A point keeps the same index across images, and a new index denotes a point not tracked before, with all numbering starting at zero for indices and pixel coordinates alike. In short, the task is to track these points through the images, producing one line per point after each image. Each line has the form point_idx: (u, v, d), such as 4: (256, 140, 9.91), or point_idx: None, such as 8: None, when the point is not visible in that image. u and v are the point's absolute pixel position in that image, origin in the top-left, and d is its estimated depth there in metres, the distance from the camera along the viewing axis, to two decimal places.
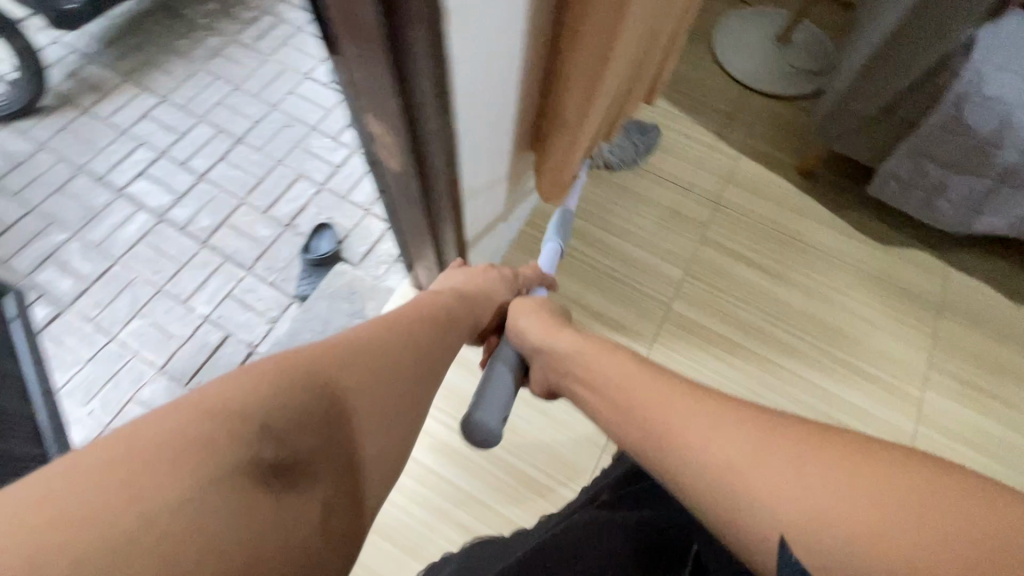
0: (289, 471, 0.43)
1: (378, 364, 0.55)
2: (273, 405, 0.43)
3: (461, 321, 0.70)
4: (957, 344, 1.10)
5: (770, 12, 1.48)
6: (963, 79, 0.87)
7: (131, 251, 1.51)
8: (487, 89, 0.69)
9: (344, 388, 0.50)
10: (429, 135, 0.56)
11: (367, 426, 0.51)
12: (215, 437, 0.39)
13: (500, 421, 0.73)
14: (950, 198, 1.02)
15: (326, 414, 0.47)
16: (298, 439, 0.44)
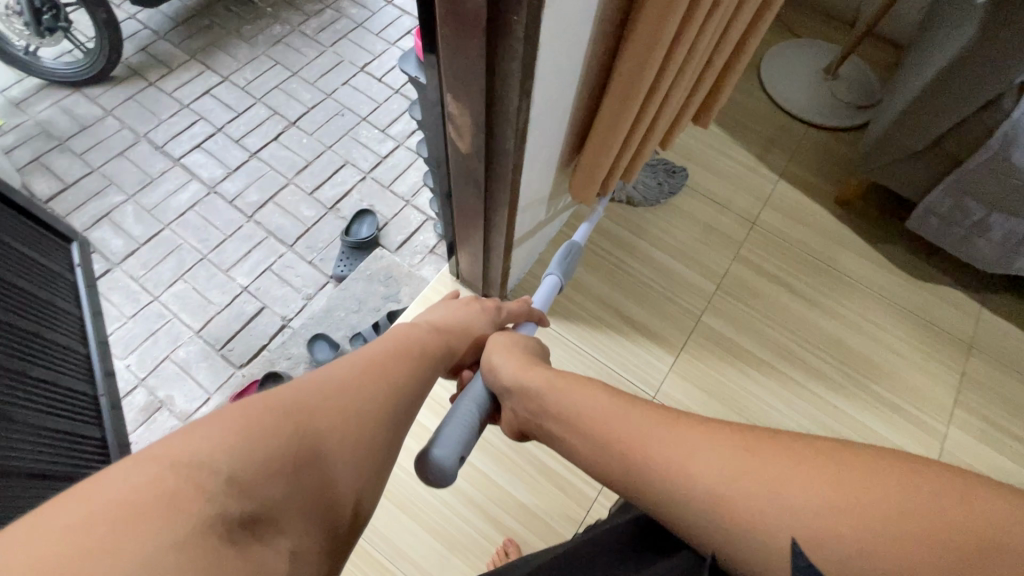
0: (258, 523, 0.40)
1: (350, 408, 0.53)
2: (236, 457, 0.42)
3: (433, 362, 0.70)
4: (985, 384, 1.10)
5: (818, 45, 1.52)
6: (1011, 120, 0.89)
7: (181, 218, 1.57)
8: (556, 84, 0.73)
9: (313, 435, 0.48)
10: (504, 117, 0.60)
11: (337, 476, 0.49)
12: (175, 495, 0.36)
13: (456, 459, 0.66)
14: (990, 237, 1.03)
15: (293, 463, 0.45)
16: (266, 489, 0.42)
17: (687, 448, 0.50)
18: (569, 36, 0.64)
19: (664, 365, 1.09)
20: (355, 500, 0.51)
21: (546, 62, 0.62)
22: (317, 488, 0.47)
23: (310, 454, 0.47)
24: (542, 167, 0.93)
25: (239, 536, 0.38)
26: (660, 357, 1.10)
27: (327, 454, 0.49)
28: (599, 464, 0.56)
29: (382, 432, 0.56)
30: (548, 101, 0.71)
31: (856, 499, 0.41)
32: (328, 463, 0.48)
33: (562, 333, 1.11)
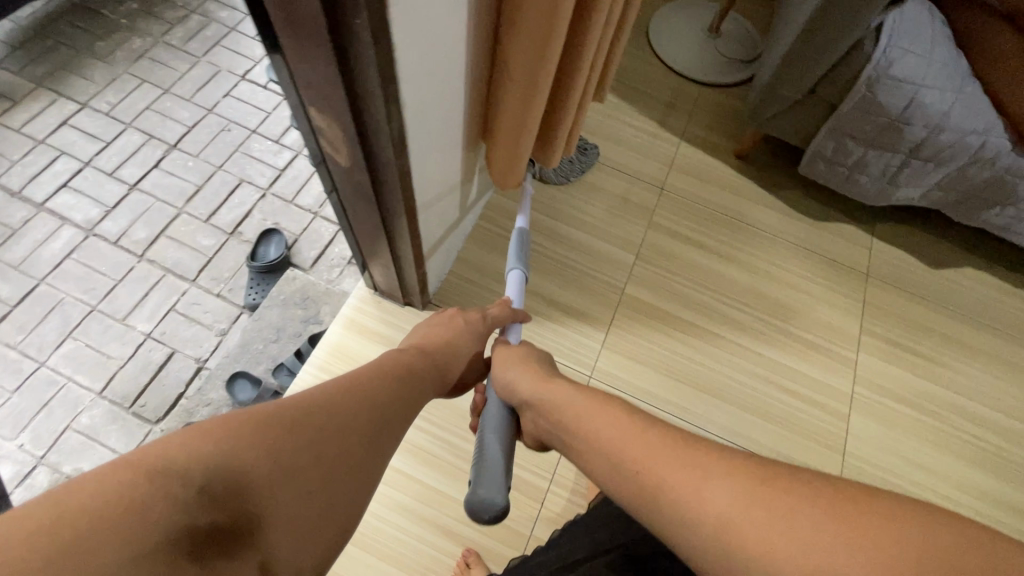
0: (227, 541, 0.37)
1: (332, 425, 0.51)
2: (215, 469, 0.39)
3: (413, 378, 0.69)
4: (885, 309, 1.19)
5: (700, 4, 1.55)
6: (873, 62, 0.95)
7: (58, 270, 1.40)
8: (437, 83, 0.69)
9: (296, 451, 0.46)
10: (376, 128, 0.56)
11: (316, 495, 0.47)
12: (147, 502, 0.33)
13: (504, 495, 0.71)
14: (870, 174, 1.10)
15: (272, 478, 0.43)
16: (240, 506, 0.39)
17: (701, 466, 0.52)
18: (443, 22, 0.60)
19: (598, 344, 1.10)
20: (334, 518, 0.48)
21: (418, 56, 0.57)
22: (297, 505, 0.44)
23: (291, 470, 0.45)
24: (444, 165, 0.90)
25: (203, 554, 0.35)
26: (592, 336, 1.10)
27: (309, 468, 0.47)
28: (607, 476, 0.59)
29: (362, 451, 0.54)
30: (429, 95, 0.67)
31: (866, 543, 0.42)
32: (307, 477, 0.46)
33: None
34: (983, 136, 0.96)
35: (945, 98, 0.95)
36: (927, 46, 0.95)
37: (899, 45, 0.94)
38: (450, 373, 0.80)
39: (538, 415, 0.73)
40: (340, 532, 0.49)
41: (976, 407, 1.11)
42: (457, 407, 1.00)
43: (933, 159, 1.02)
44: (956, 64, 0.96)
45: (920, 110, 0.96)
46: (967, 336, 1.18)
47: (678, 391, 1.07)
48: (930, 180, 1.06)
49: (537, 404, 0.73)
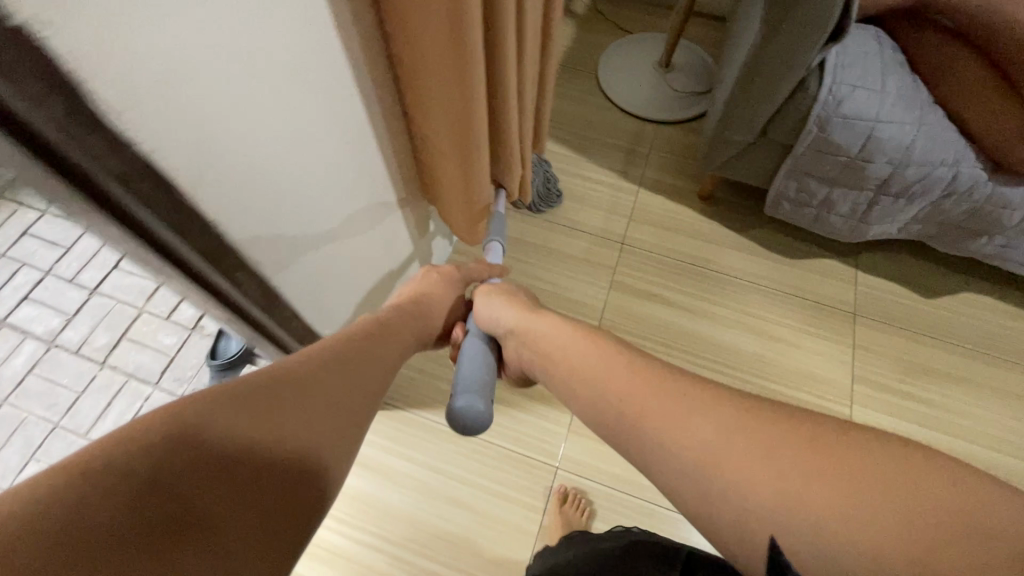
0: (184, 527, 0.35)
1: (305, 385, 0.46)
2: (164, 454, 0.35)
3: (399, 337, 0.63)
4: (877, 351, 1.09)
5: (647, 39, 1.49)
6: (820, 101, 0.88)
7: (20, 388, 1.38)
8: (331, 210, 0.63)
9: (262, 420, 0.41)
10: (227, 291, 0.51)
11: (299, 458, 0.42)
12: (66, 518, 0.30)
13: (485, 403, 0.71)
14: (840, 213, 1.01)
15: (235, 454, 0.38)
16: (195, 490, 0.36)
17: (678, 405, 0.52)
18: (309, 157, 0.54)
19: (563, 427, 1.01)
20: (331, 466, 0.45)
21: (277, 206, 0.51)
22: (278, 466, 0.40)
23: (259, 439, 0.40)
24: (369, 266, 0.83)
25: (153, 550, 0.33)
26: (556, 419, 1.02)
27: (291, 432, 0.42)
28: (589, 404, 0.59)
29: (348, 404, 0.49)
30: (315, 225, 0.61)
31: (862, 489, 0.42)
32: (283, 440, 0.41)
33: (444, 423, 1.01)
34: (954, 167, 0.87)
35: (906, 131, 0.87)
36: (877, 78, 0.87)
37: (847, 80, 0.86)
38: (432, 320, 0.75)
39: (517, 342, 0.73)
40: (342, 477, 0.46)
41: (995, 457, 1.00)
42: (415, 520, 0.94)
43: (904, 195, 0.93)
44: (913, 93, 0.88)
45: (878, 147, 0.88)
46: (975, 373, 1.07)
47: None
48: (905, 214, 0.96)
49: (519, 331, 0.73)
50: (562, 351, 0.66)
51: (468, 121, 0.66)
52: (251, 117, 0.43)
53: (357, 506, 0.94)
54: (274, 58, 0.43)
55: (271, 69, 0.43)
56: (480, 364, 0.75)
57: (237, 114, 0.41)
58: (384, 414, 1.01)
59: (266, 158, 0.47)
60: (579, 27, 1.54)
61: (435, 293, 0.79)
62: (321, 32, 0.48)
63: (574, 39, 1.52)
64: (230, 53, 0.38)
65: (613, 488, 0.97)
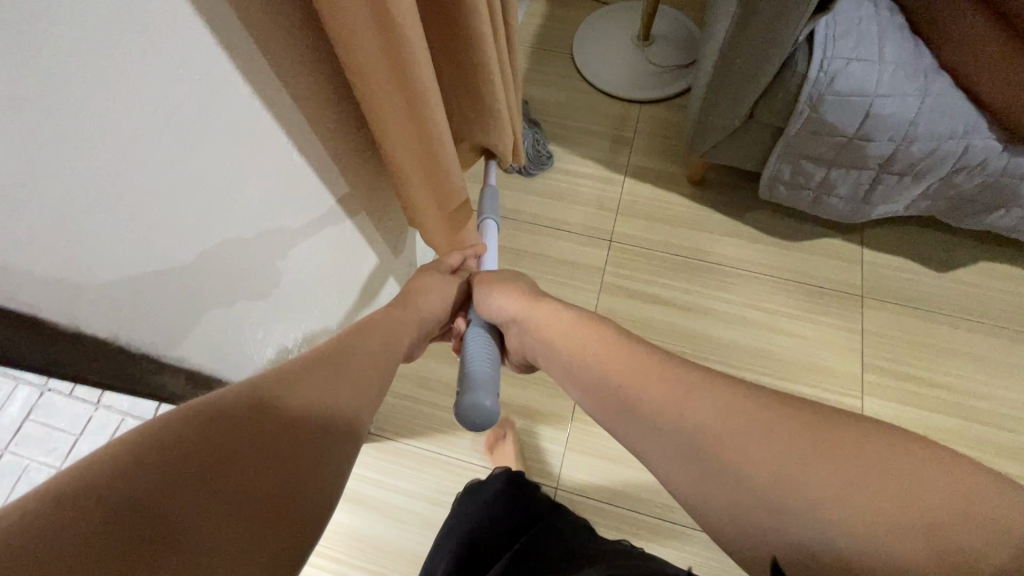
0: (179, 540, 0.32)
1: (298, 388, 0.43)
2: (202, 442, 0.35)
3: (394, 326, 0.61)
4: (888, 336, 1.03)
5: (624, 9, 1.38)
6: (811, 79, 0.79)
7: (19, 435, 1.37)
8: (266, 242, 0.56)
9: (257, 424, 0.38)
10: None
11: (299, 464, 0.39)
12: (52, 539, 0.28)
13: (493, 398, 0.65)
14: (840, 194, 0.93)
15: (230, 461, 0.35)
16: (187, 500, 0.33)
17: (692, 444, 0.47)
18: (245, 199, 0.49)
19: (558, 446, 0.98)
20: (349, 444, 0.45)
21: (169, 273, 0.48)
22: (305, 445, 0.41)
23: (254, 445, 0.37)
24: (333, 301, 0.78)
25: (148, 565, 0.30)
26: (552, 438, 0.98)
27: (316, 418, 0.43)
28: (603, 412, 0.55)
29: (347, 406, 0.46)
30: (235, 279, 0.56)
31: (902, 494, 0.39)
32: (280, 447, 0.39)
33: (436, 451, 0.98)
34: (964, 139, 0.79)
35: (908, 104, 0.78)
36: (874, 46, 0.78)
37: (843, 52, 0.77)
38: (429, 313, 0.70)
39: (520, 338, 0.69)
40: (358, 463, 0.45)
41: (1017, 440, 0.95)
42: (414, 555, 0.92)
43: (910, 172, 0.85)
44: (917, 61, 0.79)
45: (878, 124, 0.80)
46: (993, 350, 1.01)
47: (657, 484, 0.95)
48: (911, 192, 0.89)
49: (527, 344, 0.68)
50: (560, 364, 0.61)
51: (426, 134, 0.58)
52: (116, 207, 0.39)
53: (354, 544, 0.92)
54: (154, 144, 0.38)
55: (145, 161, 0.38)
56: (485, 353, 0.70)
57: (91, 213, 0.37)
58: (373, 447, 0.98)
59: (148, 239, 0.43)
60: (550, 2, 1.43)
61: (432, 288, 0.73)
62: (224, 100, 0.41)
63: (546, 16, 1.41)
64: (72, 156, 0.33)
65: (614, 505, 0.94)
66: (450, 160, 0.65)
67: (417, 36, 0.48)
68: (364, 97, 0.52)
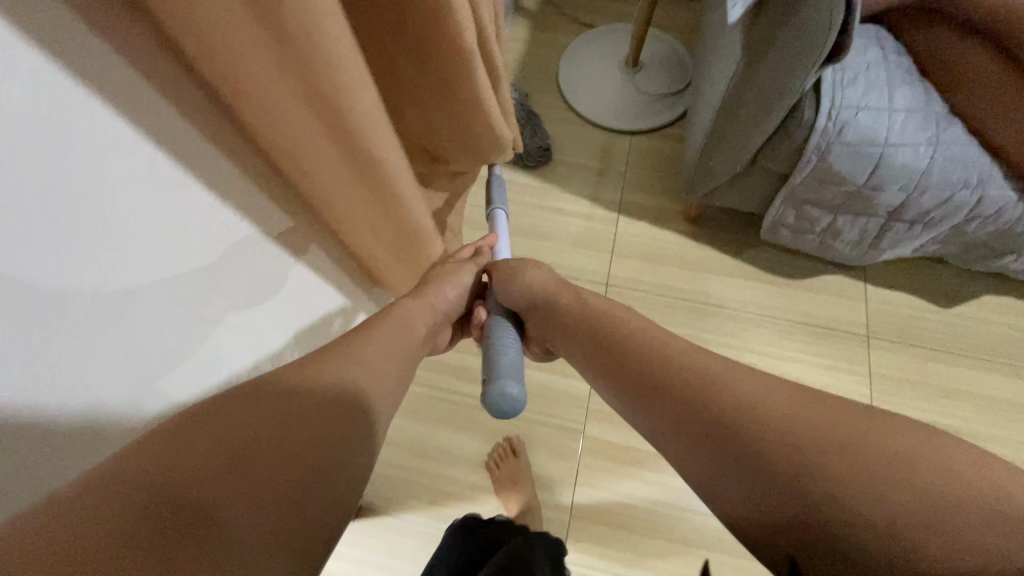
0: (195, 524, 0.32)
1: (304, 372, 0.43)
2: (227, 435, 0.36)
3: (413, 314, 0.57)
4: (897, 379, 1.00)
5: (611, 33, 1.32)
6: (818, 129, 0.74)
7: None
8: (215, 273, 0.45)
9: (259, 412, 0.39)
10: None
11: (310, 444, 0.39)
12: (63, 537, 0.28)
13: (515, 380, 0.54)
14: (847, 239, 0.89)
15: (236, 448, 0.36)
16: (196, 485, 0.33)
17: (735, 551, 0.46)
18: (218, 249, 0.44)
19: (562, 513, 0.93)
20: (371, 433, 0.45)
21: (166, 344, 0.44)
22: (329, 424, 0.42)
23: (259, 432, 0.38)
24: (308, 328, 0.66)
25: (166, 552, 0.31)
26: (555, 504, 0.93)
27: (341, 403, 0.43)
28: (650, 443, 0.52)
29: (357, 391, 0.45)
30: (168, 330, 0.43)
31: None
32: (291, 430, 0.39)
33: (431, 526, 0.92)
34: (978, 189, 0.75)
35: (920, 155, 0.74)
36: (882, 94, 0.74)
37: (851, 100, 0.73)
38: (444, 301, 0.62)
39: (545, 319, 0.63)
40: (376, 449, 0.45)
41: None
42: None
43: (920, 220, 0.81)
44: (926, 106, 0.75)
45: (888, 174, 0.76)
46: (1000, 389, 0.99)
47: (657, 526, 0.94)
48: (920, 238, 0.85)
49: None
50: None
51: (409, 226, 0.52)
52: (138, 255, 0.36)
53: None
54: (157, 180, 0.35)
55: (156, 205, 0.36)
56: (506, 335, 0.61)
57: (92, 275, 0.33)
58: (363, 523, 0.92)
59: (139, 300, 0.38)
60: (532, 27, 1.37)
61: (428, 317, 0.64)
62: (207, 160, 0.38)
63: (528, 42, 1.35)
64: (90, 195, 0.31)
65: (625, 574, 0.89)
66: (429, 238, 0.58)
67: (390, 131, 0.42)
68: (332, 183, 0.46)
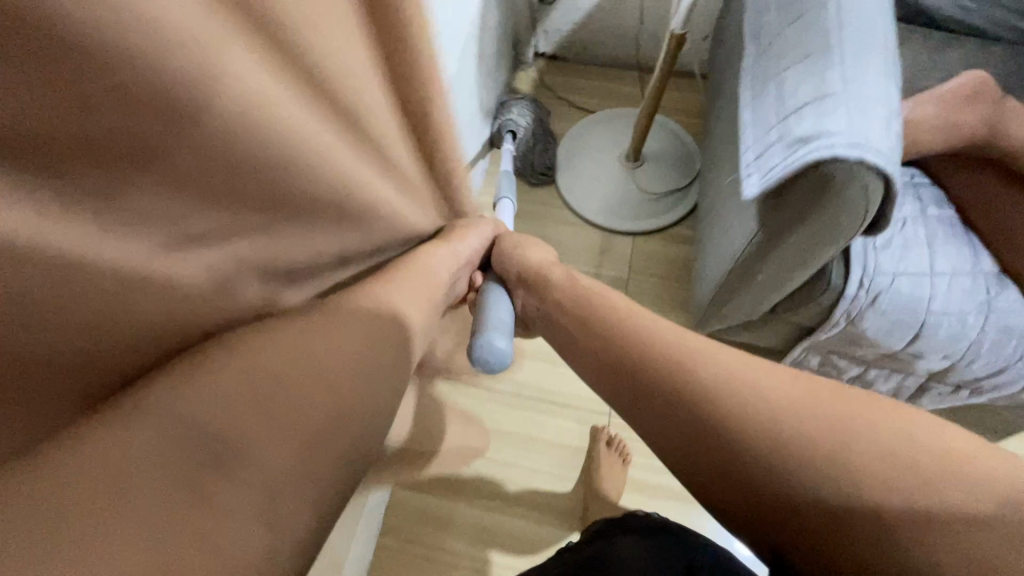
0: (217, 460, 0.29)
1: (326, 320, 0.39)
2: (225, 377, 0.32)
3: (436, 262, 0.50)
4: None
5: (609, 121, 1.23)
6: (848, 296, 0.64)
7: None
8: None
9: (289, 336, 0.36)
10: None
11: (336, 375, 0.36)
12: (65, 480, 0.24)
13: (502, 338, 0.49)
14: (880, 390, 0.78)
15: (264, 387, 0.33)
16: (213, 420, 0.30)
17: None
18: None
19: None
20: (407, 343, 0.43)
21: None
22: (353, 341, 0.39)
23: (280, 370, 0.34)
24: None
25: (189, 482, 0.27)
26: None
27: (368, 319, 0.41)
28: None
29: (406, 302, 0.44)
30: None
31: None
32: (317, 352, 0.36)
33: None
34: None
35: (967, 324, 0.64)
36: (921, 255, 0.64)
37: (888, 266, 0.63)
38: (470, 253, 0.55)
39: (539, 296, 0.54)
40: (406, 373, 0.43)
41: None
42: None
43: (965, 384, 0.71)
44: (973, 267, 0.65)
45: (929, 343, 0.66)
46: None
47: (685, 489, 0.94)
48: (965, 398, 0.74)
49: None
50: None
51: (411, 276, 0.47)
52: None
53: None
54: None
55: None
56: (495, 294, 0.55)
57: None
58: None
59: None
60: None
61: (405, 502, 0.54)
62: None
63: None
64: None
65: None
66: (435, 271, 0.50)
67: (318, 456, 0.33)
68: None
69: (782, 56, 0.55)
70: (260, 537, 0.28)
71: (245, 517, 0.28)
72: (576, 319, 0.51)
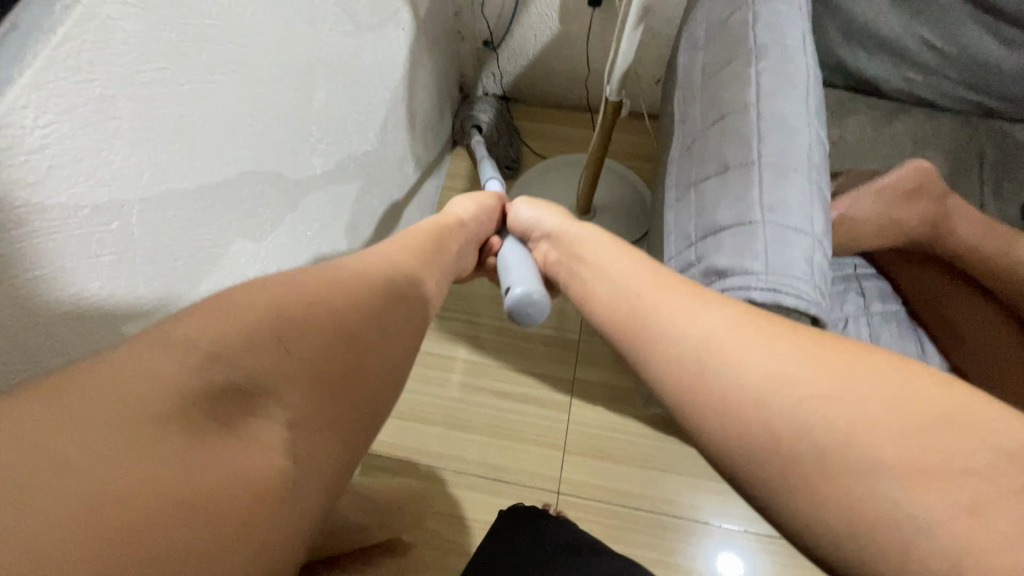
0: (247, 397, 0.29)
1: (327, 290, 0.37)
2: (256, 315, 0.32)
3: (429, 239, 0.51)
4: None
5: (559, 169, 1.18)
6: None
7: None
8: None
9: (304, 287, 0.36)
10: None
11: (346, 330, 0.36)
12: (90, 413, 0.24)
13: (536, 290, 0.53)
14: None
15: (290, 328, 0.33)
16: (246, 359, 0.30)
17: None
18: None
19: None
20: (418, 309, 0.43)
21: None
22: (368, 295, 0.39)
23: (303, 316, 0.34)
24: None
25: (220, 415, 0.28)
26: None
27: (373, 289, 0.39)
28: None
29: (407, 262, 0.45)
30: None
31: None
32: (337, 312, 0.36)
33: None
34: None
35: None
36: None
37: None
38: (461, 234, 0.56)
39: (559, 246, 0.56)
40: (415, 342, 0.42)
41: None
42: None
43: None
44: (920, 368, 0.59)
45: None
46: None
47: (654, 546, 0.89)
48: None
49: None
50: None
51: (412, 253, 0.47)
52: None
53: None
54: None
55: None
56: (514, 253, 0.60)
57: None
58: None
59: None
60: None
61: None
62: None
63: (468, 175, 1.18)
64: None
65: None
66: (430, 243, 0.50)
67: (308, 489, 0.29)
68: None
69: (703, 161, 0.50)
70: (284, 469, 0.28)
71: (272, 452, 0.28)
72: (596, 285, 0.48)
